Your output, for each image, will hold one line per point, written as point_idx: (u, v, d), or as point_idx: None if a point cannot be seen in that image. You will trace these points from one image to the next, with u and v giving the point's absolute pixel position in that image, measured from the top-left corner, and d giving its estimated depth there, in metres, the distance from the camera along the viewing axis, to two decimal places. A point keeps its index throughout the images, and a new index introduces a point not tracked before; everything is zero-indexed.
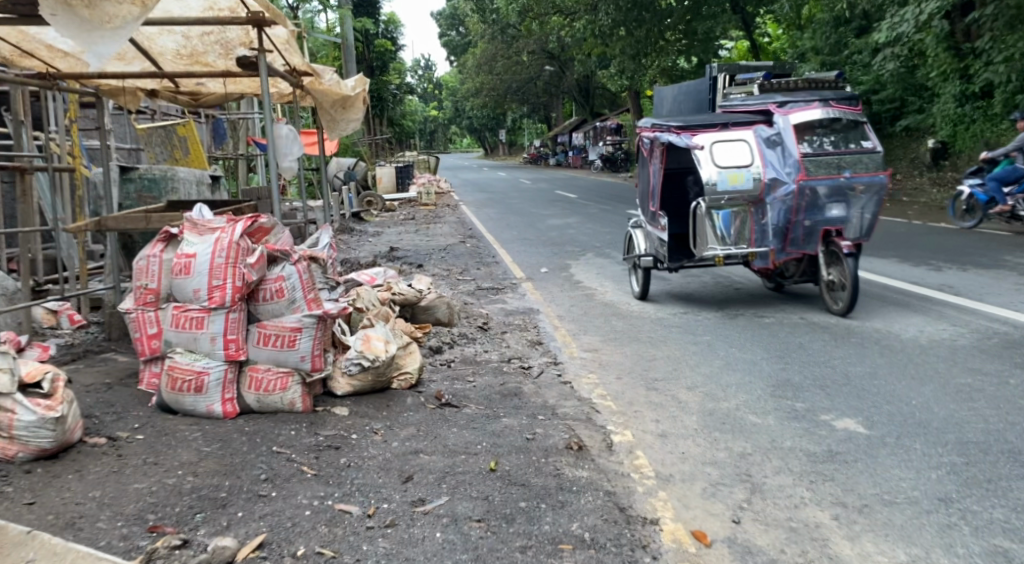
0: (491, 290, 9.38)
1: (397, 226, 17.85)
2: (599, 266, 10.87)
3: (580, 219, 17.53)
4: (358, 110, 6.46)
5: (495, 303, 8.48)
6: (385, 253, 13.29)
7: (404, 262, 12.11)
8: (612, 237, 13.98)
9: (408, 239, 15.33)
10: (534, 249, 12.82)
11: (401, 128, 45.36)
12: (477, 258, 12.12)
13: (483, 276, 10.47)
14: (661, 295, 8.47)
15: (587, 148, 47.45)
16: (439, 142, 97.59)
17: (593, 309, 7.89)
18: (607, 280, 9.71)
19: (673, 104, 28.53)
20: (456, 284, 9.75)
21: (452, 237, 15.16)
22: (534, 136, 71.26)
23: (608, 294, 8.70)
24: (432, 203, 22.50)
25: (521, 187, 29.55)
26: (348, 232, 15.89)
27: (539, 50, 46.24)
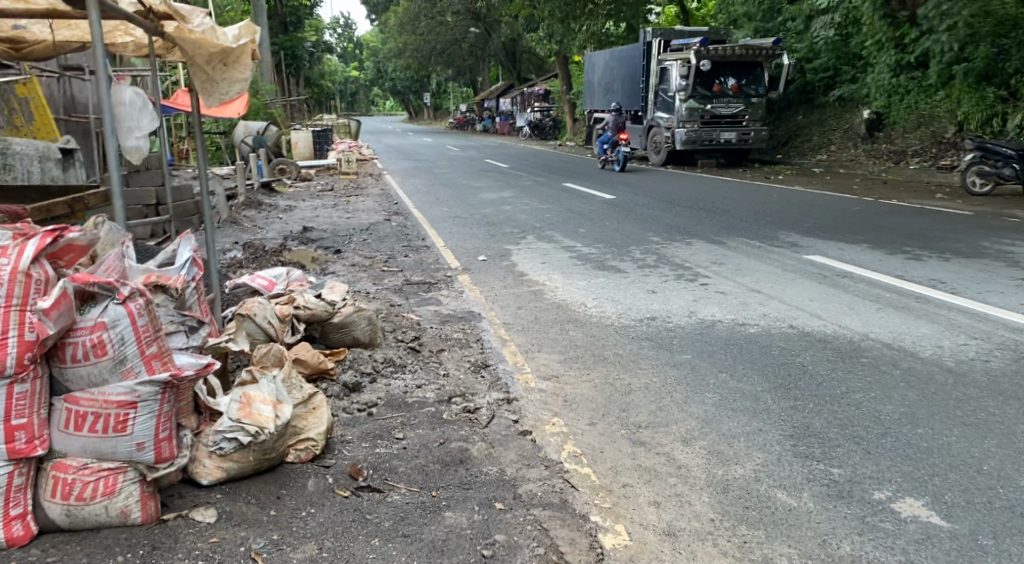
0: (420, 285, 7.99)
1: (314, 199, 16.19)
2: (543, 252, 9.59)
3: (514, 192, 16.22)
4: (246, 67, 4.83)
5: (425, 307, 7.10)
6: (297, 233, 11.71)
7: (319, 245, 10.58)
8: (553, 215, 12.75)
9: (326, 215, 13.74)
10: (467, 229, 11.45)
11: (319, 89, 43.06)
12: (403, 241, 10.70)
13: (410, 265, 9.06)
14: (621, 293, 7.25)
15: (515, 112, 45.99)
16: (362, 105, 94.46)
17: (545, 314, 6.60)
18: (555, 271, 8.45)
19: (606, 70, 27.34)
20: (378, 278, 8.32)
21: (375, 214, 13.64)
22: (460, 100, 68.93)
23: (558, 292, 7.44)
24: (353, 171, 20.80)
25: (449, 154, 28.02)
26: (257, 208, 14.21)
27: (464, 11, 44.57)
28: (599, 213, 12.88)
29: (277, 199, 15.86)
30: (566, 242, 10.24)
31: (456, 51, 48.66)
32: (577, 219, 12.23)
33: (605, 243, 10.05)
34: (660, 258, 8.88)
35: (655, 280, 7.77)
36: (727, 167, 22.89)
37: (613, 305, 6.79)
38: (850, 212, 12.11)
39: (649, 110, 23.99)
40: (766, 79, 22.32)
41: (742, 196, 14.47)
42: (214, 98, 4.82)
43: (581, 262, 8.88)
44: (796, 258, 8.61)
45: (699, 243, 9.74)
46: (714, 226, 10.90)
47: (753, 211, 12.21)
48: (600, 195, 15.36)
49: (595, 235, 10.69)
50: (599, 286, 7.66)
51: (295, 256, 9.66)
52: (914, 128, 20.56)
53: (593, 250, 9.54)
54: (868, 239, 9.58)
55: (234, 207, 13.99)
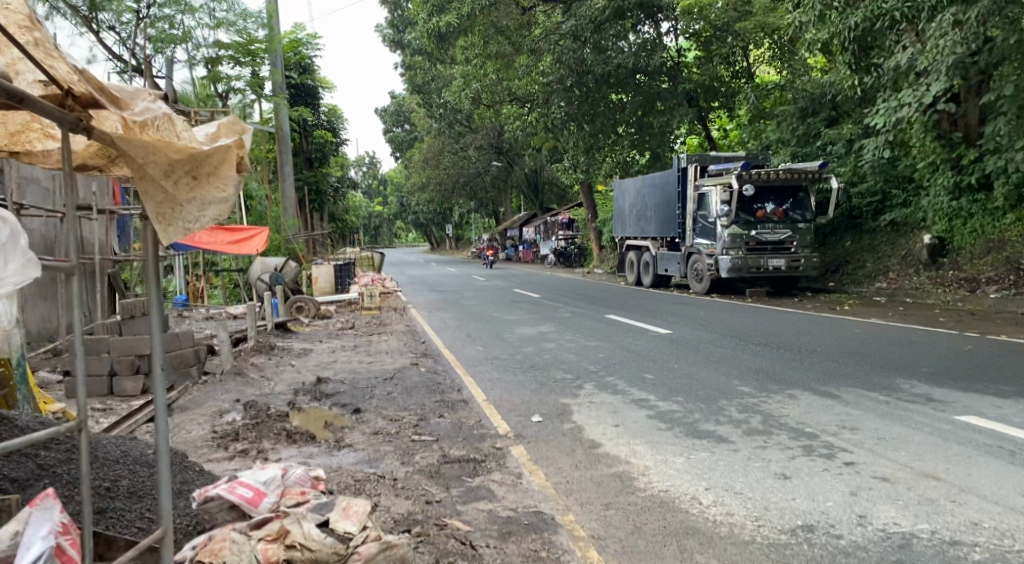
0: (463, 462, 6.08)
1: (331, 339, 14.55)
2: (610, 408, 7.70)
3: (554, 327, 14.50)
4: (227, 182, 3.25)
5: (475, 502, 5.17)
6: (309, 384, 9.96)
7: (335, 403, 8.77)
8: (606, 355, 10.95)
9: (345, 360, 12.00)
10: (510, 375, 9.64)
11: (341, 224, 42.36)
12: (435, 393, 8.89)
13: (444, 429, 7.17)
14: (740, 479, 5.34)
15: (540, 241, 45.07)
16: (383, 238, 95.25)
17: (650, 518, 4.68)
18: (636, 439, 6.53)
19: (638, 196, 26.13)
20: (408, 452, 6.43)
21: (400, 357, 11.89)
22: (480, 231, 68.54)
23: (650, 475, 5.52)
24: (376, 307, 19.25)
25: (475, 285, 26.60)
26: (267, 353, 12.54)
27: (487, 145, 44.72)
28: (659, 353, 11.04)
29: (290, 341, 14.18)
30: (635, 392, 8.37)
31: (478, 184, 48.34)
32: (637, 361, 10.39)
33: (684, 395, 8.16)
34: (765, 421, 6.97)
35: (777, 456, 5.86)
36: (778, 295, 21.18)
37: (740, 502, 4.89)
38: (960, 352, 10.26)
39: (688, 237, 22.55)
40: (813, 203, 20.86)
41: (819, 333, 12.60)
42: (175, 230, 3.15)
43: (664, 424, 6.99)
44: (944, 419, 6.72)
45: (804, 397, 7.85)
46: (810, 374, 9.03)
47: (844, 354, 10.36)
48: (653, 330, 13.54)
49: (668, 384, 8.80)
50: (706, 464, 5.77)
51: (305, 422, 7.81)
52: (983, 253, 18.69)
53: (675, 406, 7.66)
54: (1016, 390, 7.67)
55: (242, 353, 12.32)
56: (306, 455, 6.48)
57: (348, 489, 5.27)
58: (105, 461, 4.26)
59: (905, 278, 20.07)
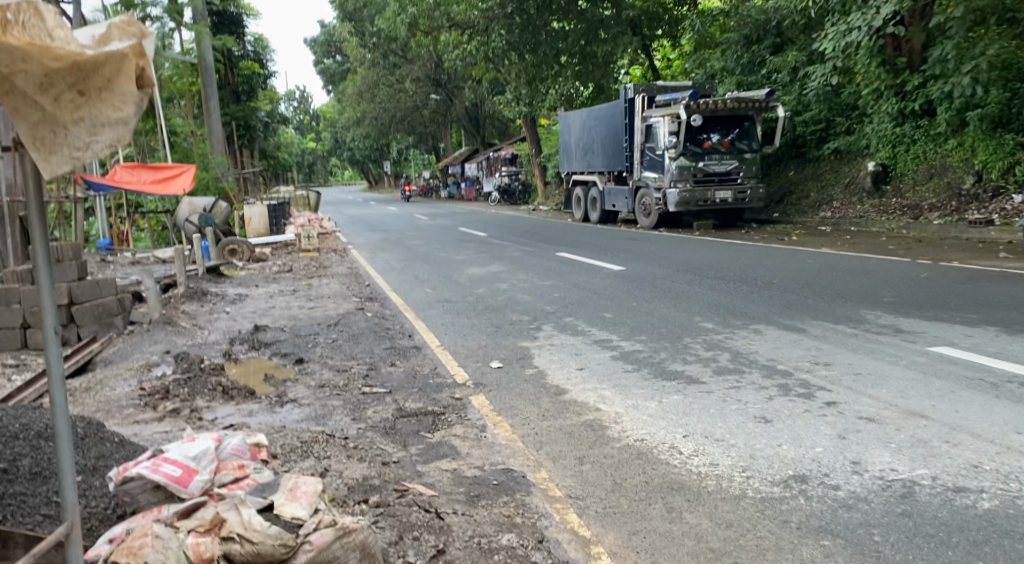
0: (420, 416, 5.59)
1: (269, 283, 13.78)
2: (572, 350, 7.29)
3: (504, 265, 14.01)
4: (125, 99, 2.55)
5: (436, 461, 4.70)
6: (246, 333, 9.30)
7: (275, 353, 8.16)
8: (560, 293, 10.54)
9: (285, 305, 11.31)
10: (462, 318, 9.14)
11: (274, 161, 40.73)
12: (384, 339, 8.35)
13: (397, 379, 6.66)
14: (719, 424, 4.99)
15: (482, 177, 44.18)
16: (319, 176, 92.80)
17: (629, 474, 4.28)
18: (603, 384, 6.14)
19: (583, 129, 25.53)
20: (359, 407, 5.91)
21: (344, 301, 11.26)
22: (420, 168, 67.07)
23: (623, 423, 5.14)
24: (315, 249, 18.43)
25: (418, 223, 25.85)
26: (200, 299, 11.76)
27: (424, 78, 43.22)
28: (615, 290, 10.68)
29: (224, 286, 13.37)
30: (595, 332, 7.99)
31: (416, 119, 46.89)
32: (593, 299, 10.00)
33: (647, 334, 7.80)
34: (735, 359, 6.65)
35: (754, 397, 5.53)
36: (724, 227, 21.05)
37: (723, 450, 4.53)
38: (918, 280, 10.15)
39: (635, 170, 22.16)
40: (758, 133, 20.62)
41: (773, 265, 12.40)
42: (63, 157, 2.51)
43: (630, 366, 6.61)
44: (917, 351, 6.52)
45: (771, 333, 7.57)
46: (772, 308, 8.77)
47: (802, 286, 10.15)
48: (605, 267, 13.17)
49: (629, 323, 8.43)
50: (681, 408, 5.40)
51: (244, 376, 7.21)
52: (924, 181, 18.88)
53: (639, 346, 7.29)
54: (983, 317, 7.52)
55: (172, 301, 11.50)
56: (246, 413, 5.91)
57: (294, 454, 4.74)
58: (0, 438, 3.65)
59: (848, 208, 20.12)
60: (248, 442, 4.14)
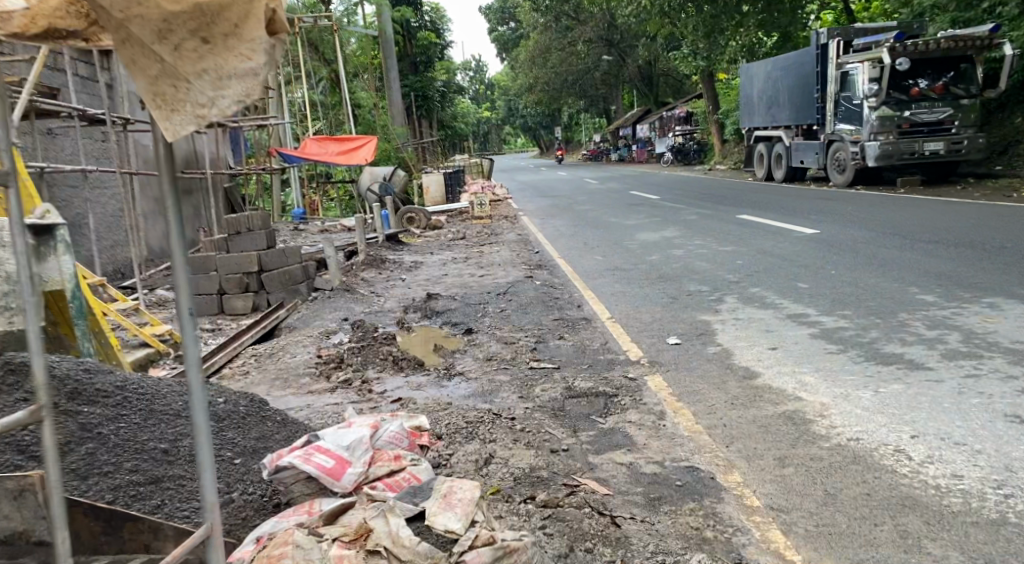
0: (592, 398, 5.09)
1: (442, 249, 13.79)
2: (764, 326, 6.49)
3: (680, 230, 13.14)
4: (253, 45, 2.17)
5: (610, 451, 4.19)
6: (418, 301, 9.22)
7: (444, 322, 7.96)
8: (745, 260, 9.63)
9: (456, 273, 11.17)
10: (637, 287, 8.51)
11: (449, 130, 41.43)
12: (553, 310, 7.92)
13: (567, 354, 6.19)
14: (957, 424, 4.12)
15: (656, 138, 42.69)
16: (493, 143, 94.25)
17: (845, 483, 3.57)
18: (803, 367, 5.34)
19: (768, 82, 23.69)
20: (526, 384, 5.50)
21: (514, 268, 10.96)
22: (591, 132, 66.20)
23: (832, 417, 4.38)
24: (486, 214, 18.24)
25: (590, 187, 25.28)
26: (376, 266, 11.92)
27: (596, 39, 42.16)
28: (808, 256, 9.61)
29: (399, 253, 13.51)
30: (788, 305, 7.11)
31: (588, 81, 45.91)
32: (784, 267, 9.02)
33: (851, 308, 6.83)
34: (967, 341, 5.60)
35: (998, 391, 4.56)
36: (933, 183, 18.79)
37: (968, 458, 3.69)
38: None
39: (828, 124, 20.23)
40: (980, 76, 18.08)
41: (999, 227, 10.73)
42: (184, 117, 2.19)
43: (835, 347, 5.74)
44: None
45: (1009, 308, 6.37)
46: (1007, 279, 7.46)
47: None
48: (795, 231, 11.97)
49: (830, 294, 7.45)
50: (904, 401, 4.55)
51: (414, 345, 7.03)
52: None
53: (843, 322, 6.36)
54: None
55: (350, 268, 11.70)
56: (412, 386, 5.68)
57: (455, 436, 4.40)
58: (163, 419, 3.55)
59: None
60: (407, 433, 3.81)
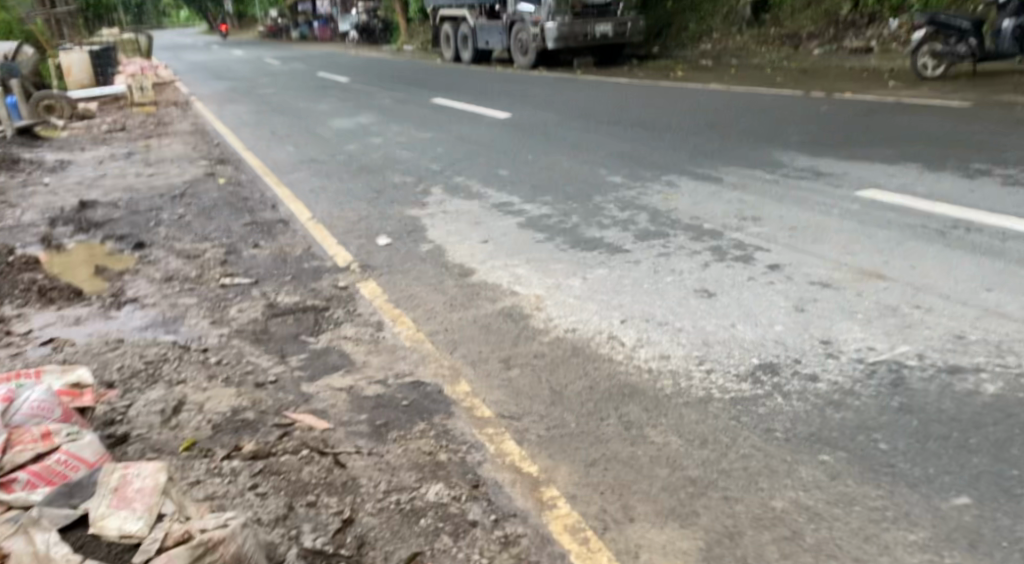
0: (298, 314, 4.64)
1: (101, 146, 11.87)
2: (470, 218, 6.39)
3: (374, 117, 12.61)
4: None
5: (326, 376, 3.84)
6: (75, 211, 7.81)
7: (111, 237, 6.81)
8: (444, 147, 9.47)
9: (120, 174, 9.66)
10: (336, 182, 7.97)
11: (95, 1, 35.55)
12: (245, 213, 7.15)
13: (266, 265, 5.59)
14: (658, 303, 4.36)
15: (337, 15, 40.59)
16: (154, 18, 83.60)
17: (569, 378, 3.58)
18: (512, 258, 5.35)
19: None
20: (220, 305, 4.86)
21: (193, 166, 9.74)
22: (267, 7, 61.24)
23: (546, 309, 4.41)
24: (150, 101, 16.28)
25: (271, 69, 23.39)
26: (15, 171, 9.90)
27: None
28: (504, 140, 9.71)
29: (43, 153, 11.38)
30: (491, 194, 7.09)
31: None
32: (483, 154, 9.01)
33: (550, 193, 6.98)
34: (653, 219, 5.98)
35: (688, 266, 4.91)
36: (605, 64, 20.12)
37: (672, 338, 3.91)
38: (819, 114, 9.73)
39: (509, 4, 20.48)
40: None
41: (665, 105, 11.71)
42: None
43: (541, 235, 5.82)
44: (843, 195, 6.07)
45: (684, 184, 6.94)
46: (679, 156, 8.14)
47: (703, 128, 9.56)
48: (489, 114, 12.06)
49: (528, 180, 7.56)
50: (611, 285, 4.72)
51: (69, 270, 5.89)
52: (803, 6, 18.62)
53: (545, 209, 6.47)
54: (900, 154, 7.16)
55: None
56: (70, 322, 4.76)
57: (140, 383, 3.74)
58: None
59: (728, 40, 19.68)
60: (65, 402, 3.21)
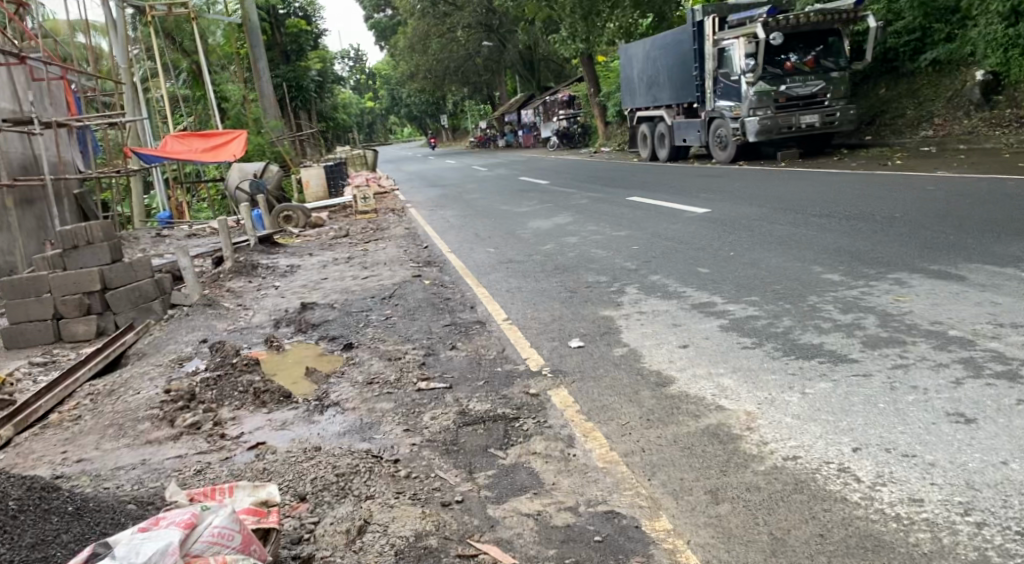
0: (488, 424, 4.35)
1: (322, 250, 12.75)
2: (671, 320, 5.91)
3: (572, 216, 12.59)
4: None
5: (514, 499, 3.46)
6: (292, 312, 8.24)
7: (320, 336, 7.04)
8: (643, 245, 9.13)
9: (335, 275, 10.21)
10: (533, 282, 7.83)
11: (330, 122, 39.79)
12: (444, 314, 7.14)
13: (460, 368, 5.43)
14: (900, 428, 3.62)
15: (540, 122, 42.42)
16: (378, 133, 92.17)
17: (792, 521, 2.97)
18: (722, 366, 4.80)
19: (647, 61, 23.53)
20: (412, 411, 4.70)
21: (399, 268, 10.10)
22: (477, 118, 65.49)
23: (760, 431, 3.82)
24: (371, 211, 16.96)
25: (477, 174, 24.56)
26: (247, 273, 10.79)
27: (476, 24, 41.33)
28: (706, 237, 9.21)
29: (272, 256, 12.36)
30: (694, 294, 6.60)
31: (469, 66, 44.94)
32: (683, 251, 8.55)
33: (759, 293, 6.38)
34: (885, 324, 5.20)
35: (933, 383, 4.11)
36: (812, 155, 19.07)
37: (923, 476, 3.17)
38: None
39: (708, 100, 20.21)
40: (846, 49, 18.36)
41: (886, 196, 10.67)
42: None
43: (749, 340, 5.22)
44: None
45: (918, 284, 6.06)
46: (907, 251, 7.21)
47: (934, 220, 8.50)
48: (689, 210, 11.62)
49: (734, 279, 6.98)
50: (835, 403, 4.03)
51: (284, 371, 6.07)
52: None
53: (754, 312, 5.86)
54: None
55: (216, 277, 10.54)
56: (276, 425, 4.78)
57: (327, 498, 3.57)
58: None
59: (952, 124, 17.95)
60: (248, 503, 2.96)
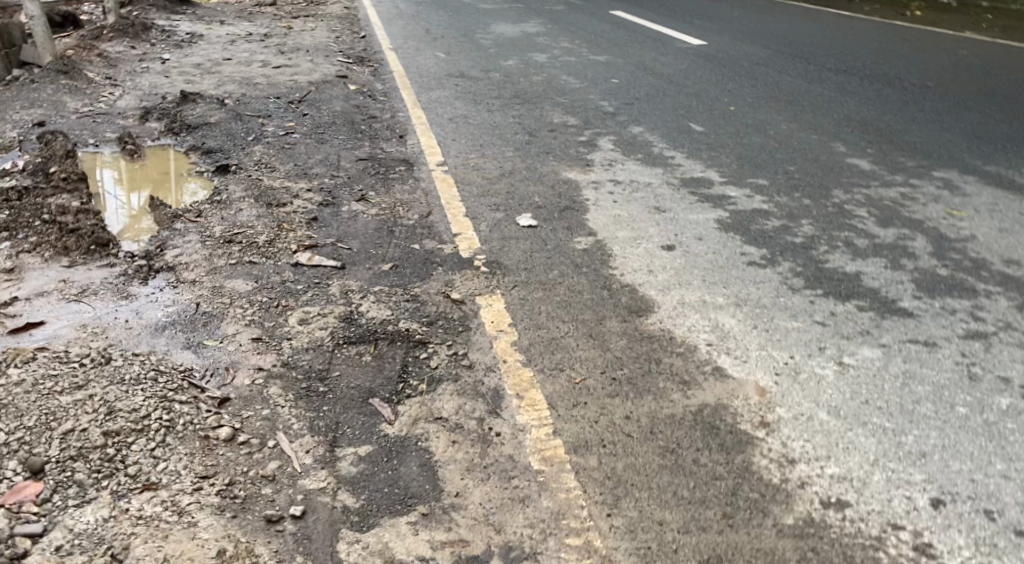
0: (377, 350, 2.90)
1: (239, 19, 10.53)
2: (654, 200, 4.41)
3: (543, 24, 10.53)
4: None
5: (384, 524, 2.11)
6: (171, 101, 6.40)
7: (192, 145, 5.32)
8: (624, 78, 7.41)
9: (244, 57, 8.23)
10: (483, 110, 6.15)
11: None
12: (360, 139, 5.48)
13: (362, 234, 3.89)
14: (1004, 471, 2.34)
15: None
16: None
17: None
18: (723, 292, 3.40)
19: None
20: (273, 302, 3.21)
21: (324, 60, 8.16)
22: None
23: (787, 435, 2.49)
24: None
25: None
26: (135, 36, 8.66)
27: None
28: (702, 79, 7.51)
29: (174, 18, 10.09)
30: (686, 163, 5.06)
31: None
32: (673, 95, 6.88)
33: (769, 174, 4.89)
34: (943, 253, 3.83)
35: None
36: None
37: None
38: None
39: None
40: None
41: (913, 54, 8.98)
42: None
43: (759, 252, 3.79)
44: None
45: (975, 192, 4.66)
46: (953, 139, 5.75)
47: (978, 98, 6.96)
48: (682, 40, 9.73)
49: (737, 147, 5.44)
50: (893, 394, 2.71)
51: (140, 198, 4.40)
52: None
53: (764, 204, 4.39)
54: None
55: (94, 37, 8.42)
56: (71, 294, 3.23)
57: (81, 479, 2.16)
58: None
59: None
60: None
